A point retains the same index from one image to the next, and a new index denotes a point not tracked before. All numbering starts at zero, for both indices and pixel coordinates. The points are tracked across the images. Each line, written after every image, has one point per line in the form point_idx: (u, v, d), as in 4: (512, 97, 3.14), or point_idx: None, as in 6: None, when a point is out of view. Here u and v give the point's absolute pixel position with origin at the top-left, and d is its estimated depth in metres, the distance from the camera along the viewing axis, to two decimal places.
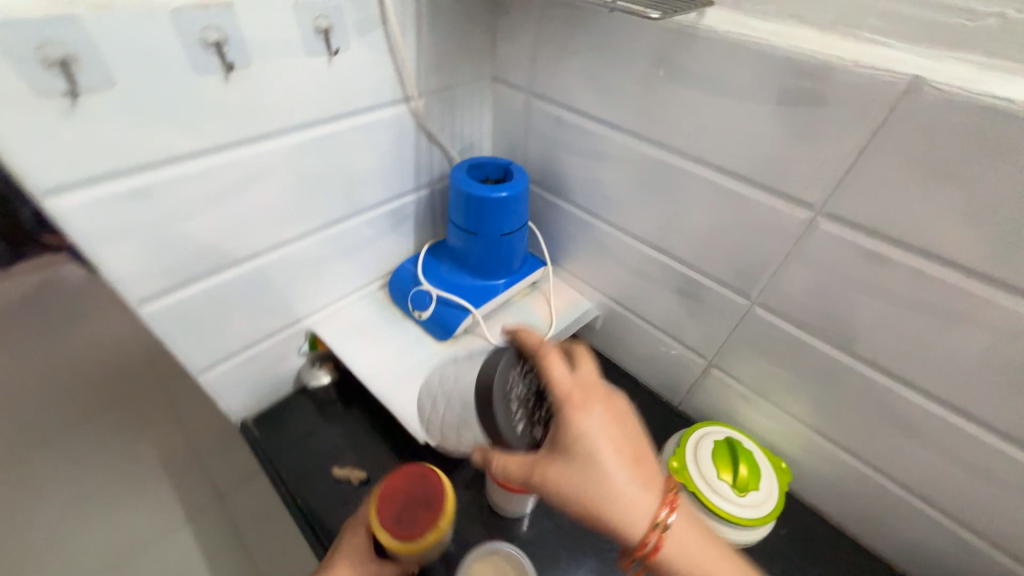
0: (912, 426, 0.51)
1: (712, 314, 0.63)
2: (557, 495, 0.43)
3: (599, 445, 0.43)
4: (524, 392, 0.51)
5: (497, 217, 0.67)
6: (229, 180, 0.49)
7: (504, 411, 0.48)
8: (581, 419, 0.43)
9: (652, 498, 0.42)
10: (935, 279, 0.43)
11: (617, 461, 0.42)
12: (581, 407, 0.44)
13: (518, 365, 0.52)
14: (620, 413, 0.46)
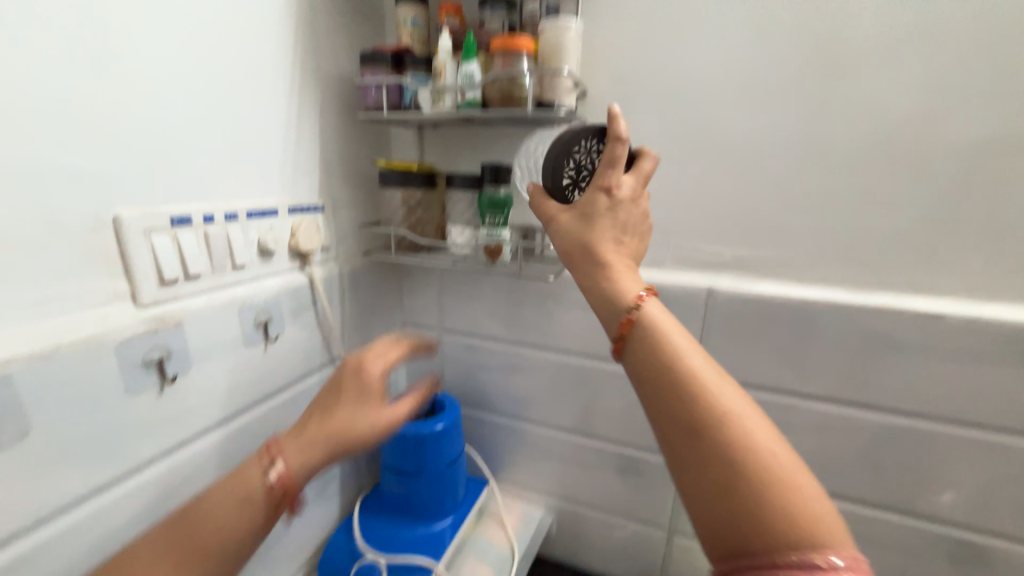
0: None
1: (653, 482, 0.70)
2: (563, 236, 0.43)
3: (608, 236, 0.41)
4: (582, 159, 0.46)
5: (437, 450, 0.65)
6: (139, 503, 0.42)
7: (555, 167, 0.46)
8: (614, 172, 0.41)
9: (682, 335, 0.35)
10: (788, 407, 0.59)
11: (605, 238, 0.40)
12: (625, 238, 0.41)
13: (589, 139, 0.46)
14: (638, 224, 0.42)
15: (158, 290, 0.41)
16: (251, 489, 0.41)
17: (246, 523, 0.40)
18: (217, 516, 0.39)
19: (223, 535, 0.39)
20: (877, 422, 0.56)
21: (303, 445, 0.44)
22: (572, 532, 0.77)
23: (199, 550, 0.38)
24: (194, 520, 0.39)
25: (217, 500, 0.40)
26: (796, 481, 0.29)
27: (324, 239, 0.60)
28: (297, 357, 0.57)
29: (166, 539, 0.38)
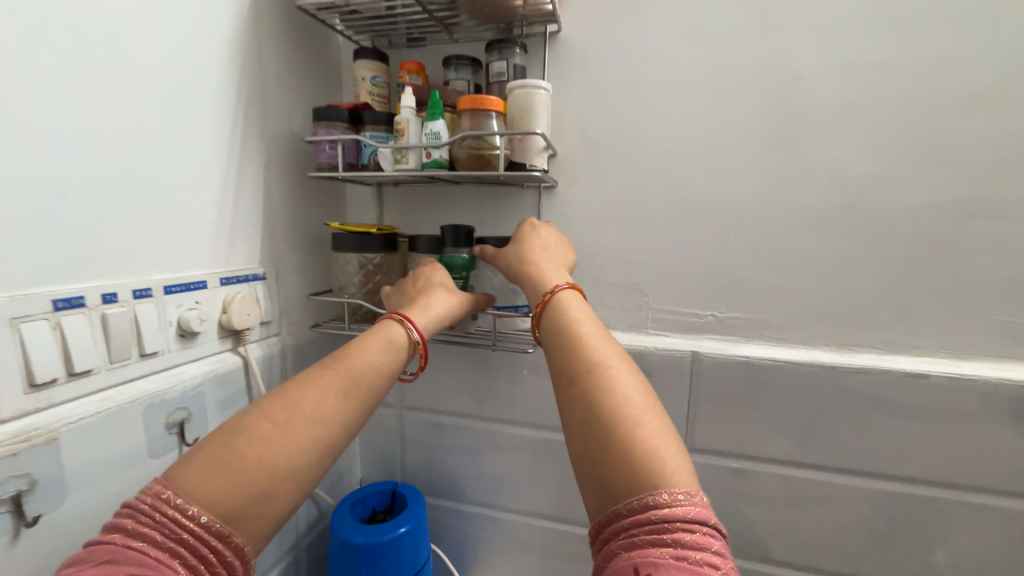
0: None
1: None
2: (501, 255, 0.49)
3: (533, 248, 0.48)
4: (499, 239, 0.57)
5: (395, 564, 0.54)
6: None
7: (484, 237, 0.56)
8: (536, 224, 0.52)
9: (582, 308, 0.38)
10: (784, 477, 0.55)
11: (539, 249, 0.48)
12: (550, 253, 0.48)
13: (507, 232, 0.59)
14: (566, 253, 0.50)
15: (25, 398, 0.31)
16: (398, 344, 0.41)
17: (388, 373, 0.39)
18: (368, 365, 0.38)
19: (375, 366, 0.38)
20: (879, 492, 0.53)
21: (419, 313, 0.45)
22: None
23: (350, 392, 0.36)
24: (355, 365, 0.37)
25: (369, 348, 0.39)
26: (642, 422, 0.29)
27: (265, 312, 0.51)
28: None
29: (312, 390, 0.35)
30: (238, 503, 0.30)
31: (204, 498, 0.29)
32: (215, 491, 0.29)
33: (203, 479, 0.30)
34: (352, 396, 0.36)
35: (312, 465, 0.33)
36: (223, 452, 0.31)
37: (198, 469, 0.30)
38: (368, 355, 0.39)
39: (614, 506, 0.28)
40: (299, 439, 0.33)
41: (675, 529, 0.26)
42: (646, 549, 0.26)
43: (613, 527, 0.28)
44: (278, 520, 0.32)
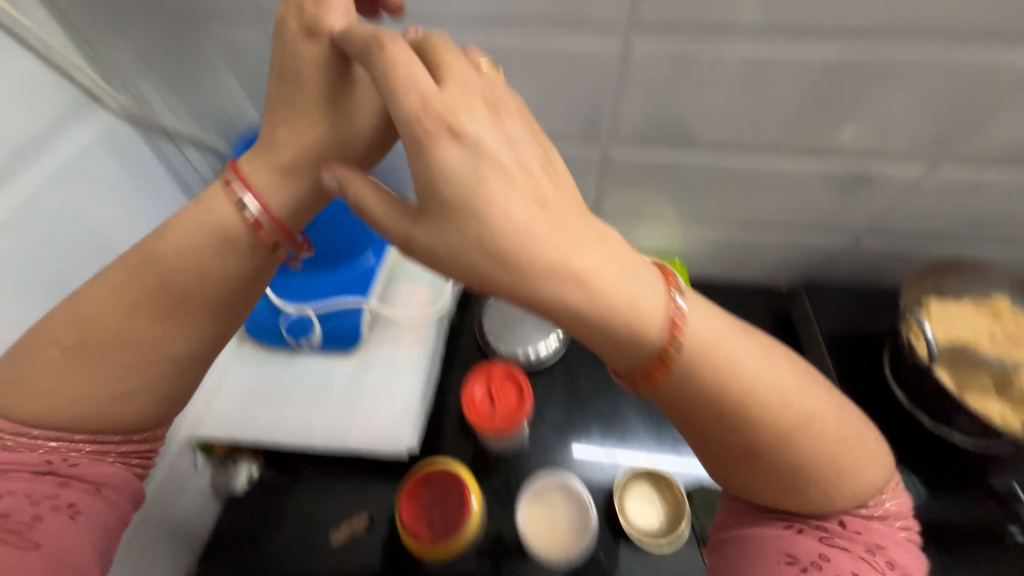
0: (750, 178, 0.63)
1: (577, 174, 0.66)
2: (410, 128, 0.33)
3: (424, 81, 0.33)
4: None
5: None
6: None
7: None
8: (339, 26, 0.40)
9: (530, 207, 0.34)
10: (729, 53, 0.49)
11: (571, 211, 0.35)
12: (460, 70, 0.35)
13: None
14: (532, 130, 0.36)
15: None
16: (226, 226, 0.42)
17: (206, 267, 0.41)
18: (166, 262, 0.41)
19: (174, 253, 0.41)
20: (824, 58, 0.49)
21: (279, 172, 0.43)
22: None
23: (154, 289, 0.41)
24: (160, 264, 0.41)
25: (180, 236, 0.41)
26: (646, 311, 0.34)
27: None
28: None
29: (118, 299, 0.41)
30: (107, 401, 0.40)
31: (65, 412, 0.40)
32: (81, 408, 0.40)
33: (34, 398, 0.39)
34: (156, 300, 0.41)
35: (139, 369, 0.41)
36: (34, 377, 0.40)
37: (30, 365, 0.40)
38: (191, 248, 0.41)
39: (837, 509, 0.36)
40: (111, 340, 0.41)
41: (892, 525, 0.37)
42: (874, 538, 0.36)
43: (829, 516, 0.37)
44: (140, 408, 0.42)
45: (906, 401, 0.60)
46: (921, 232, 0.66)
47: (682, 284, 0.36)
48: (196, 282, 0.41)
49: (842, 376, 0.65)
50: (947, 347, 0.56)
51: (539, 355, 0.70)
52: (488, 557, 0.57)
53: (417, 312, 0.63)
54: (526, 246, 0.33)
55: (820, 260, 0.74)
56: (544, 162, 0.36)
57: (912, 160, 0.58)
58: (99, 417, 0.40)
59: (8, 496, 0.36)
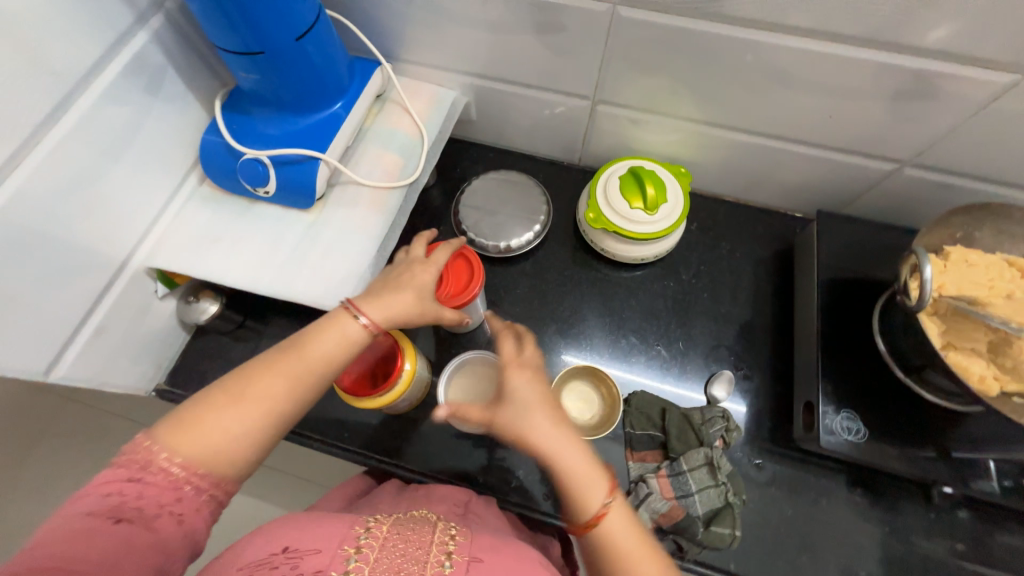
0: (785, 73, 0.52)
1: (578, 40, 0.55)
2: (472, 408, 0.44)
3: (507, 350, 0.45)
4: None
5: (271, 12, 0.46)
6: None
7: None
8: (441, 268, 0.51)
9: (539, 393, 0.43)
10: None
11: (557, 431, 0.41)
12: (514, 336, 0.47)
13: None
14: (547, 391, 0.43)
15: None
16: (352, 340, 0.45)
17: (332, 368, 0.44)
18: (308, 358, 0.43)
19: (324, 364, 0.43)
20: None
21: (381, 296, 0.46)
22: (493, 112, 0.71)
23: (297, 376, 0.42)
24: (310, 357, 0.43)
25: (323, 335, 0.44)
26: (589, 505, 0.40)
27: None
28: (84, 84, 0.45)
29: (262, 372, 0.42)
30: (237, 457, 0.40)
31: (205, 446, 0.39)
32: (206, 455, 0.39)
33: (179, 435, 0.39)
34: (300, 389, 0.43)
35: (274, 434, 0.42)
36: (190, 420, 0.40)
37: (173, 428, 0.39)
38: (336, 352, 0.44)
39: None
40: (267, 415, 0.41)
41: None
42: None
43: None
44: (250, 455, 0.41)
45: (883, 349, 0.55)
46: (972, 170, 0.55)
47: (619, 491, 0.41)
48: (317, 360, 0.43)
49: (823, 314, 0.59)
50: (948, 297, 0.50)
51: (510, 247, 0.69)
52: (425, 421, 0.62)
53: (381, 179, 0.61)
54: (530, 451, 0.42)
55: (843, 188, 0.65)
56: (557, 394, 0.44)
57: (994, 70, 0.45)
58: (225, 474, 0.40)
59: (146, 496, 0.37)
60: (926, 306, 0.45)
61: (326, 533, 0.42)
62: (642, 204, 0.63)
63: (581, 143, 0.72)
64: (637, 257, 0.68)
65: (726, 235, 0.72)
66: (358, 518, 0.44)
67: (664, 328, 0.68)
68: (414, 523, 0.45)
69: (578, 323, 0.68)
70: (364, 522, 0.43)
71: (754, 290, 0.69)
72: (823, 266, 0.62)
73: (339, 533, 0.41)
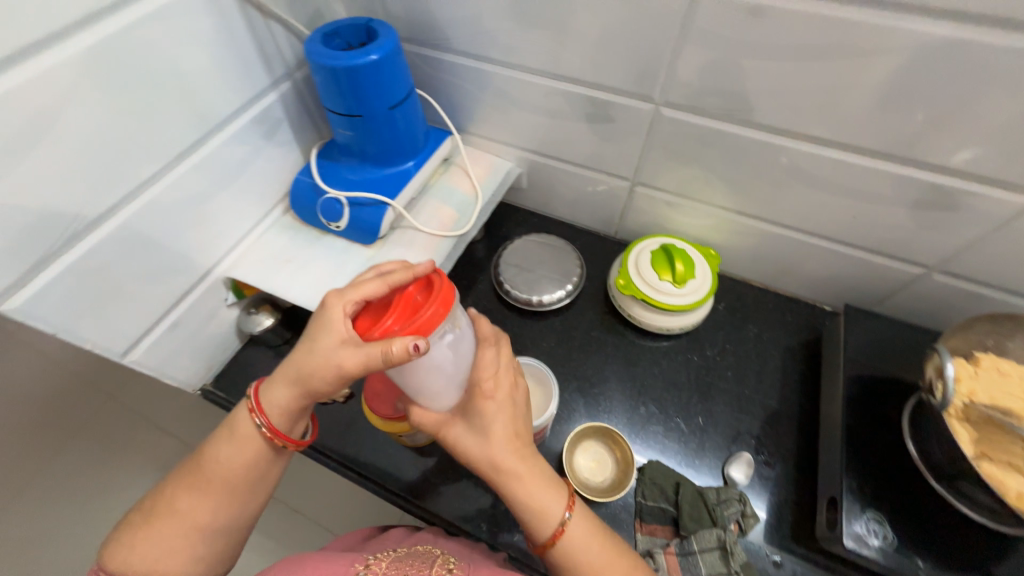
0: (810, 175, 0.58)
1: (624, 131, 0.64)
2: (429, 420, 0.48)
3: (484, 360, 0.48)
4: None
5: (377, 87, 0.57)
6: (24, 121, 0.39)
7: None
8: (359, 299, 0.45)
9: (502, 409, 0.47)
10: (802, 20, 0.45)
11: (514, 448, 0.46)
12: (491, 344, 0.50)
13: None
14: (512, 405, 0.48)
15: None
16: (249, 435, 0.48)
17: (237, 468, 0.47)
18: (209, 468, 0.47)
19: (224, 474, 0.47)
20: (930, 38, 0.42)
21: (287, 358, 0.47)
22: (542, 183, 0.80)
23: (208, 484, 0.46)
24: (210, 469, 0.47)
25: (218, 446, 0.48)
26: (547, 518, 0.44)
27: None
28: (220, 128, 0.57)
29: (178, 487, 0.47)
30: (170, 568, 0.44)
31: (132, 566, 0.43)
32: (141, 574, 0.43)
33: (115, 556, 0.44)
34: (212, 497, 0.46)
35: (201, 544, 0.46)
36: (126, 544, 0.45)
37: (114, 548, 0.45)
38: (242, 456, 0.47)
39: None
40: (192, 523, 0.46)
41: None
42: None
43: None
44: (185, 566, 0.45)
45: (913, 452, 0.54)
46: (1002, 282, 0.57)
47: (576, 504, 0.46)
48: (223, 471, 0.47)
49: (849, 407, 0.59)
50: (980, 406, 0.48)
51: (542, 302, 0.74)
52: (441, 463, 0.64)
53: (435, 228, 0.69)
54: (492, 475, 0.46)
55: (873, 287, 0.67)
56: (521, 420, 0.48)
57: (1012, 191, 0.49)
58: None
59: None
60: (950, 404, 0.49)
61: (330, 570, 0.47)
62: (671, 277, 0.68)
63: (619, 218, 0.79)
64: (662, 327, 0.70)
65: (753, 319, 0.75)
66: (359, 557, 0.50)
67: (685, 401, 0.68)
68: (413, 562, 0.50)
69: (599, 384, 0.70)
70: (365, 560, 0.49)
71: (780, 377, 0.69)
72: (849, 360, 0.62)
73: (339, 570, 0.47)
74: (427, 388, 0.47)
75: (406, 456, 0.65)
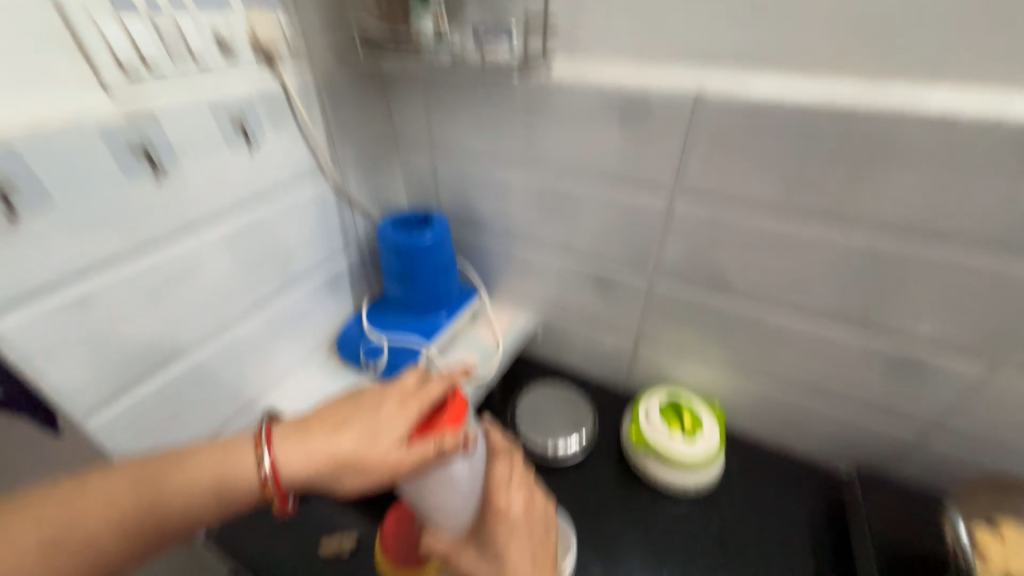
0: (790, 337, 0.67)
1: (627, 297, 0.76)
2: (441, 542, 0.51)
3: (499, 474, 0.53)
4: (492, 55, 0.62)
5: (427, 258, 0.73)
6: (165, 274, 0.52)
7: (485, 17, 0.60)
8: (421, 407, 0.50)
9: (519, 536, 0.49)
10: (753, 222, 0.60)
11: None
12: (502, 458, 0.55)
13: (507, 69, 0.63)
14: (533, 524, 0.50)
15: (125, 79, 0.45)
16: (247, 477, 0.47)
17: (200, 512, 0.46)
18: (170, 500, 0.45)
19: (177, 492, 0.45)
20: (853, 240, 0.56)
21: (326, 437, 0.49)
22: (556, 338, 0.90)
23: (150, 522, 0.45)
24: (168, 501, 0.45)
25: (197, 472, 0.47)
26: None
27: (290, 37, 0.59)
28: (299, 284, 0.70)
29: (115, 506, 0.44)
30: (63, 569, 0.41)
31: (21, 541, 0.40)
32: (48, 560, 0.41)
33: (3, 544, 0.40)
34: (136, 540, 0.44)
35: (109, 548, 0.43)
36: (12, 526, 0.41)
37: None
38: (206, 483, 0.47)
39: None
40: (93, 559, 0.43)
41: None
42: None
43: None
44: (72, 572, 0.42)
45: None
46: (999, 445, 0.60)
47: None
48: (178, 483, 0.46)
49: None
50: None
51: (556, 450, 0.76)
52: None
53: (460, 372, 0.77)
54: None
55: (880, 448, 0.69)
56: (541, 546, 0.49)
57: (967, 358, 0.57)
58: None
59: None
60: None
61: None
62: (681, 430, 0.71)
63: (627, 370, 0.86)
64: (677, 481, 0.70)
65: (769, 477, 0.74)
66: None
67: (710, 570, 0.64)
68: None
69: (617, 544, 0.67)
70: None
71: (808, 546, 0.65)
72: (874, 526, 0.61)
73: None
74: (441, 504, 0.50)
75: None
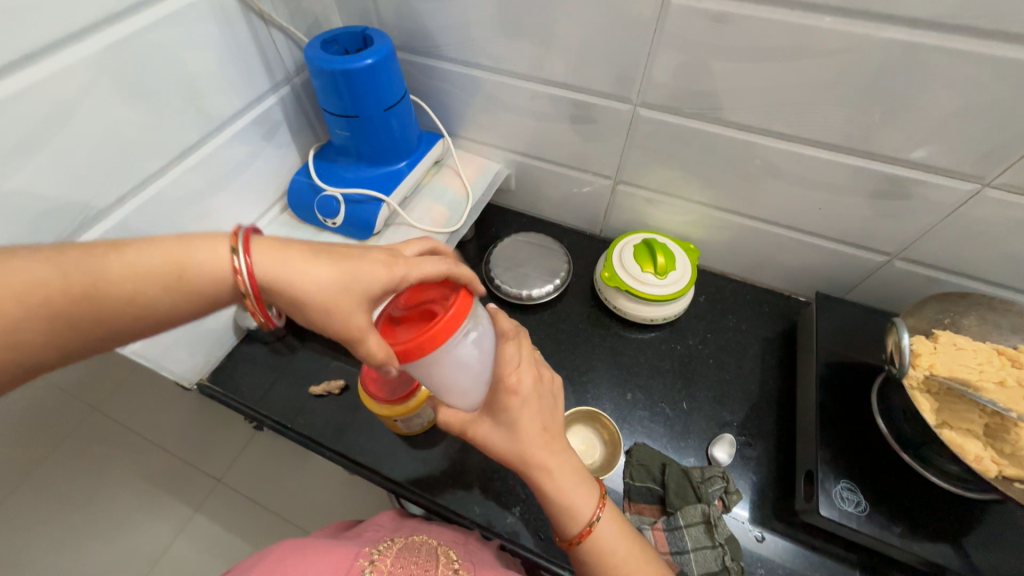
0: (778, 169, 0.62)
1: (606, 132, 0.68)
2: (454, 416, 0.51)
3: (509, 354, 0.49)
4: None
5: (372, 89, 0.61)
6: (37, 113, 0.41)
7: None
8: (410, 277, 0.45)
9: (528, 408, 0.48)
10: (761, 21, 0.49)
11: (548, 446, 0.47)
12: (511, 339, 0.50)
13: None
14: (544, 394, 0.50)
15: None
16: (218, 274, 0.40)
17: (158, 307, 0.38)
18: (120, 292, 0.36)
19: (127, 276, 0.36)
20: (875, 41, 0.47)
21: (311, 256, 0.43)
22: (530, 185, 0.83)
23: (91, 316, 0.35)
24: (109, 291, 0.35)
25: (142, 260, 0.37)
26: (581, 512, 0.46)
27: None
28: (221, 126, 0.59)
29: (39, 298, 0.33)
30: None
31: None
32: None
33: None
34: (70, 337, 0.35)
35: (41, 333, 0.33)
36: None
37: None
38: (158, 267, 0.37)
39: None
40: (17, 359, 0.33)
41: None
42: None
43: None
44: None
45: (885, 429, 0.56)
46: (956, 266, 0.62)
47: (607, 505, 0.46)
48: (123, 265, 0.36)
49: (822, 387, 0.62)
50: (940, 377, 0.52)
51: (531, 296, 0.77)
52: (434, 452, 0.66)
53: (428, 225, 0.72)
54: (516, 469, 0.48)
55: (843, 275, 0.71)
56: (550, 417, 0.50)
57: (956, 180, 0.54)
58: None
59: None
60: (908, 372, 0.52)
61: (333, 566, 0.44)
62: (653, 270, 0.71)
63: (604, 216, 0.82)
64: (646, 317, 0.73)
65: (734, 308, 0.78)
66: (362, 552, 0.48)
67: (669, 387, 0.71)
68: (417, 551, 0.51)
69: (587, 372, 0.72)
70: (369, 555, 0.47)
71: (759, 363, 0.72)
72: (821, 343, 0.66)
73: (345, 565, 0.44)
74: (455, 386, 0.48)
75: (400, 445, 0.67)
